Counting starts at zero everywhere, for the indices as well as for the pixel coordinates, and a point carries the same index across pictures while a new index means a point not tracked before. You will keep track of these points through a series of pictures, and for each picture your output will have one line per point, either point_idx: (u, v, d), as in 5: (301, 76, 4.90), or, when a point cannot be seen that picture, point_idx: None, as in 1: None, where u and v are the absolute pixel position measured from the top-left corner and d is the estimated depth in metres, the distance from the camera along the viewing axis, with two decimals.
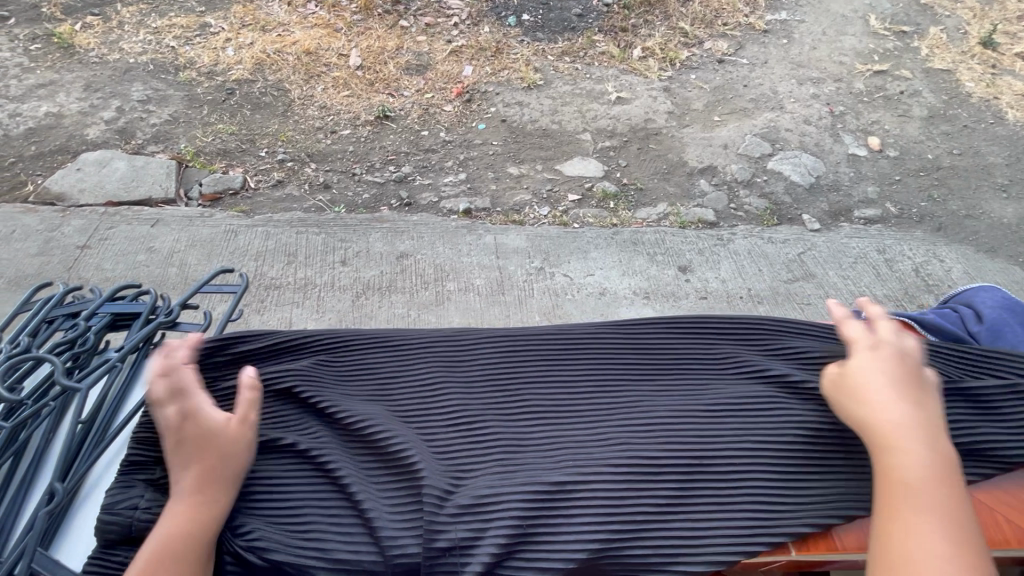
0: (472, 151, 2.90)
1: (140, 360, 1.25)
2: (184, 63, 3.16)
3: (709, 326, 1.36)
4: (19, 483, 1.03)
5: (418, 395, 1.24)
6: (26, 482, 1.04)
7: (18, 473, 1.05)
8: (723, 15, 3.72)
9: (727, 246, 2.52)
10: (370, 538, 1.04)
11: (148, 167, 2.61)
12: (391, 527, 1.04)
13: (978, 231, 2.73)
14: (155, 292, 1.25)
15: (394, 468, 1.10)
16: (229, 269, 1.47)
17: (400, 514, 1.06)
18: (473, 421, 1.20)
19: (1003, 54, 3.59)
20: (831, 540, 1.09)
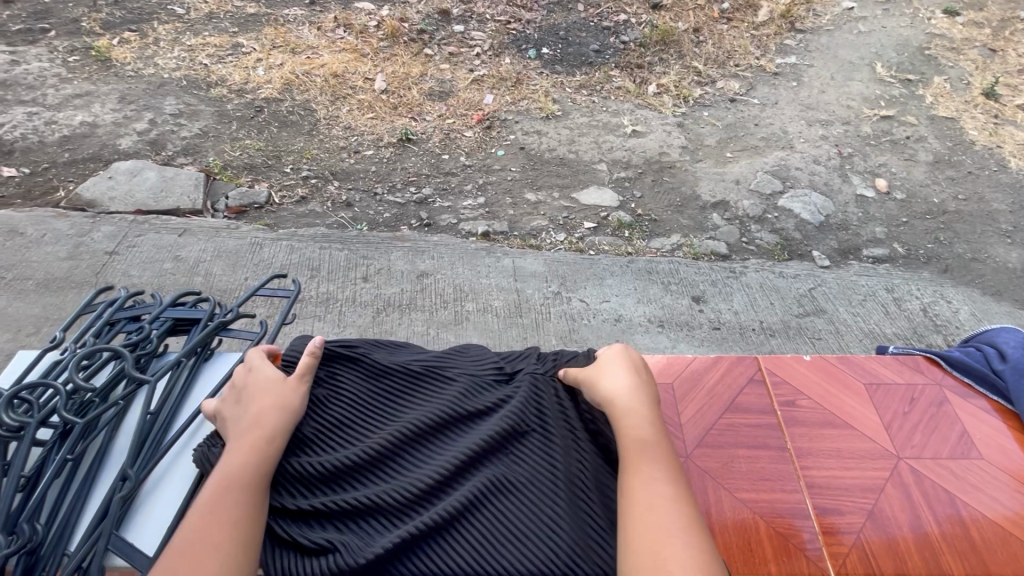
0: (491, 177, 2.98)
1: (199, 363, 1.31)
2: (216, 80, 3.27)
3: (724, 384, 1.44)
4: (85, 473, 1.08)
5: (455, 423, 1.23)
6: (91, 474, 1.09)
7: (85, 465, 1.10)
8: (735, 56, 3.87)
9: (739, 279, 2.57)
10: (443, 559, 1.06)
11: (177, 179, 2.68)
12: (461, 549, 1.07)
13: (984, 274, 2.79)
14: (214, 298, 1.30)
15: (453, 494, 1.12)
16: (282, 277, 1.56)
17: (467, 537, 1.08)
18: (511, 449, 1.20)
19: (1005, 105, 3.72)
20: (873, 563, 1.17)
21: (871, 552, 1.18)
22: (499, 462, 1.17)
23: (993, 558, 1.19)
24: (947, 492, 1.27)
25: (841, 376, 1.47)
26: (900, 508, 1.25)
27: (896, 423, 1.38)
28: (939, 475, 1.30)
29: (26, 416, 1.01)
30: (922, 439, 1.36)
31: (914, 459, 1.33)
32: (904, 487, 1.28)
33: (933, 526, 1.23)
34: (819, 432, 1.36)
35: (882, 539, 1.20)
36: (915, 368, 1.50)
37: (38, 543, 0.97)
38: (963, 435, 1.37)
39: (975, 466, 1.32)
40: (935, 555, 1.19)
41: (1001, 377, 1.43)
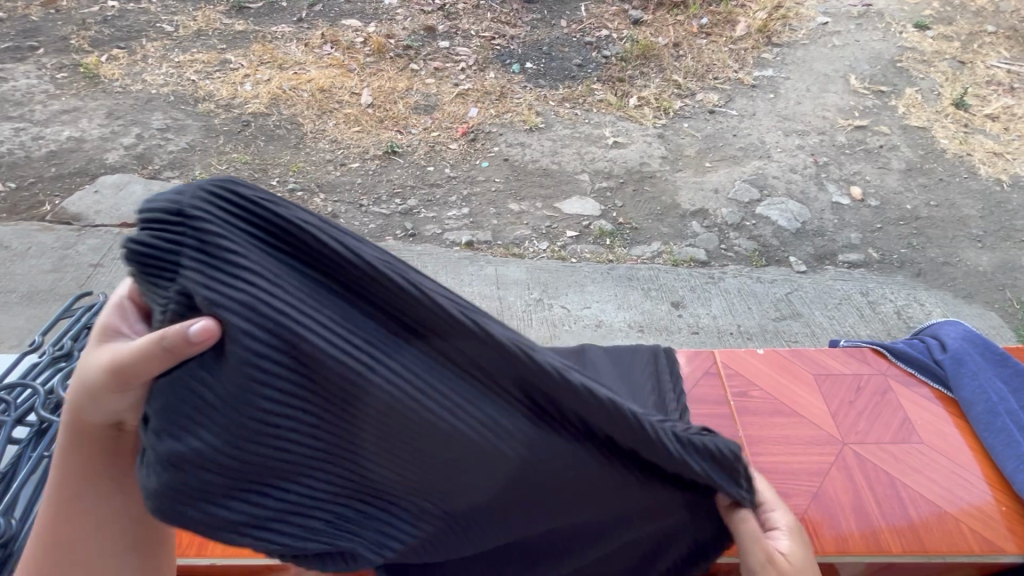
0: (475, 188, 3.04)
1: None
2: (203, 95, 3.32)
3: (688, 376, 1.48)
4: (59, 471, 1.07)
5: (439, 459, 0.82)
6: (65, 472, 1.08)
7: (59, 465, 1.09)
8: (714, 69, 3.97)
9: (718, 284, 2.63)
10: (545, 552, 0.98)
11: (163, 192, 2.72)
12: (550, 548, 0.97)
13: (956, 277, 2.86)
14: None
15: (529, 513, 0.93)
16: None
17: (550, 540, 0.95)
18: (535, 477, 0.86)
19: (975, 115, 3.84)
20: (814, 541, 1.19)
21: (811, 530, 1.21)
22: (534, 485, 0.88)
23: (929, 536, 1.21)
24: (886, 475, 1.31)
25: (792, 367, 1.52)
26: (839, 489, 1.28)
27: (842, 411, 1.43)
28: (880, 458, 1.34)
29: (1, 416, 1.04)
30: (866, 425, 1.40)
31: (858, 445, 1.36)
32: (846, 467, 1.32)
33: (870, 506, 1.25)
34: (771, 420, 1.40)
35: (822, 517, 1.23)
36: (863, 359, 1.56)
37: (11, 538, 0.96)
38: (904, 421, 1.41)
39: (917, 450, 1.36)
40: (873, 535, 1.21)
41: (941, 366, 1.49)
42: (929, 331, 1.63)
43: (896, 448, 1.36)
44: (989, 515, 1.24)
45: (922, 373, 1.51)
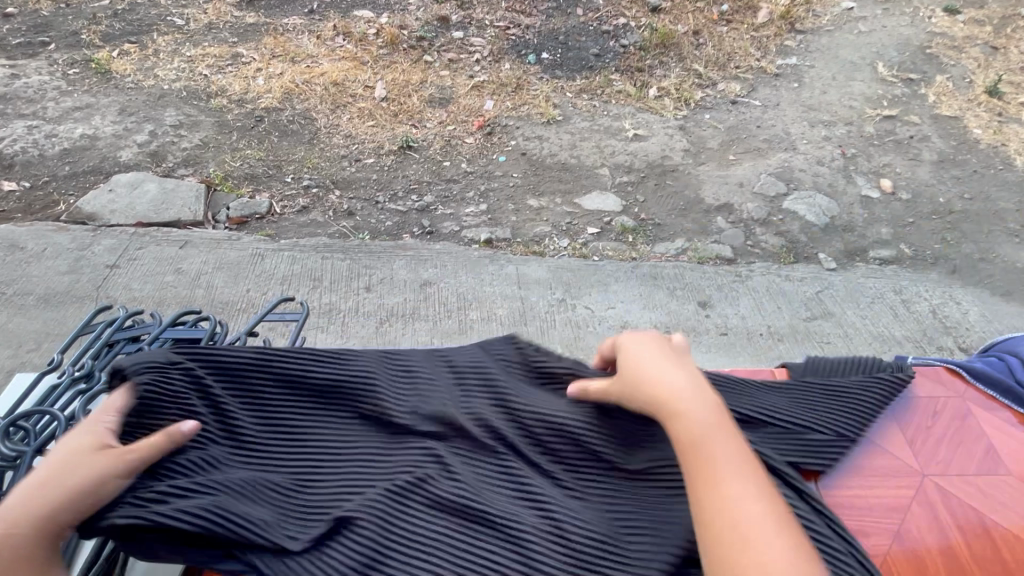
0: (493, 183, 2.97)
1: None
2: (216, 90, 3.27)
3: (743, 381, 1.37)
4: None
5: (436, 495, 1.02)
6: None
7: None
8: (736, 58, 3.85)
9: (745, 283, 2.54)
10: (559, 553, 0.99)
11: (178, 191, 2.68)
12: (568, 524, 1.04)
13: (993, 274, 2.76)
14: (215, 319, 1.28)
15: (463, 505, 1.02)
16: (290, 297, 1.55)
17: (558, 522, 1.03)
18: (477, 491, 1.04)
19: (1009, 102, 3.69)
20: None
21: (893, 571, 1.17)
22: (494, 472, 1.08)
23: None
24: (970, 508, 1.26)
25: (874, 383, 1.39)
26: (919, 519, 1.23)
27: (920, 438, 1.36)
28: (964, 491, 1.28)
29: (22, 445, 1.00)
30: (947, 454, 1.34)
31: (939, 477, 1.30)
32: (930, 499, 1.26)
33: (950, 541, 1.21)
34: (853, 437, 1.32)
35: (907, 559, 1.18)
36: (941, 378, 1.47)
37: None
38: (985, 449, 1.35)
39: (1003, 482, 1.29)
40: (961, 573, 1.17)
41: None
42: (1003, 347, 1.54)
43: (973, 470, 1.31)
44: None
45: (1002, 396, 1.44)
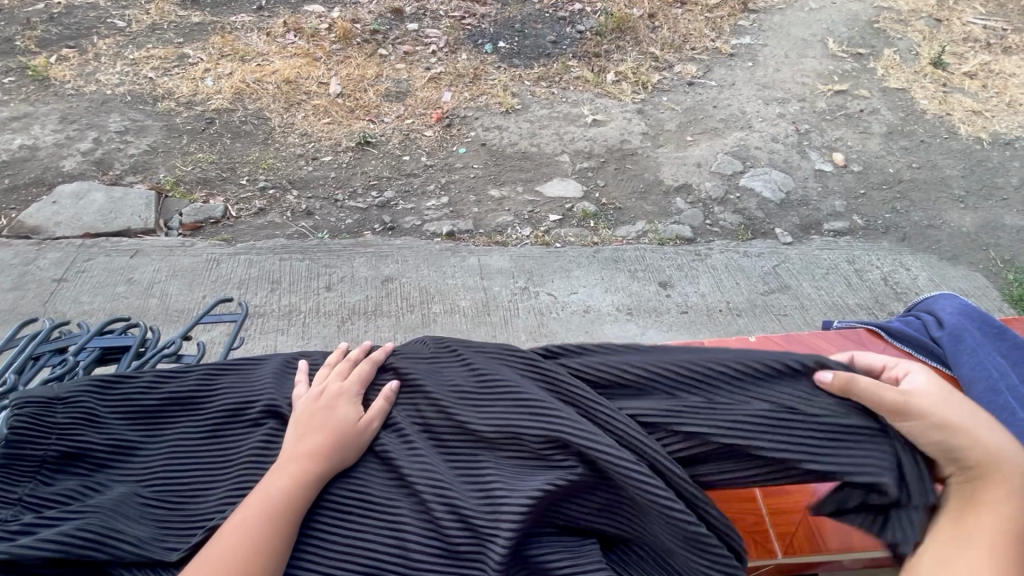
0: (453, 175, 2.95)
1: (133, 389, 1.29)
2: (162, 94, 3.17)
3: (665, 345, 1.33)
4: None
5: (478, 492, 1.04)
6: None
7: None
8: (691, 40, 3.88)
9: (704, 262, 2.59)
10: (461, 525, 1.00)
11: (126, 199, 2.60)
12: (475, 509, 1.02)
13: (941, 240, 2.86)
14: (146, 328, 1.36)
15: (407, 486, 1.05)
16: (230, 297, 1.56)
17: (479, 495, 1.04)
18: (487, 477, 1.06)
19: (953, 73, 3.80)
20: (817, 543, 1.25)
21: (814, 535, 1.26)
22: (546, 472, 1.05)
23: None
24: None
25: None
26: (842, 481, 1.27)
27: None
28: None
29: None
30: None
31: None
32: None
33: None
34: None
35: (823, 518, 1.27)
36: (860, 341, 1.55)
37: None
38: None
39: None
40: None
41: (938, 343, 1.47)
42: (922, 306, 1.61)
43: None
44: None
45: (916, 351, 1.50)
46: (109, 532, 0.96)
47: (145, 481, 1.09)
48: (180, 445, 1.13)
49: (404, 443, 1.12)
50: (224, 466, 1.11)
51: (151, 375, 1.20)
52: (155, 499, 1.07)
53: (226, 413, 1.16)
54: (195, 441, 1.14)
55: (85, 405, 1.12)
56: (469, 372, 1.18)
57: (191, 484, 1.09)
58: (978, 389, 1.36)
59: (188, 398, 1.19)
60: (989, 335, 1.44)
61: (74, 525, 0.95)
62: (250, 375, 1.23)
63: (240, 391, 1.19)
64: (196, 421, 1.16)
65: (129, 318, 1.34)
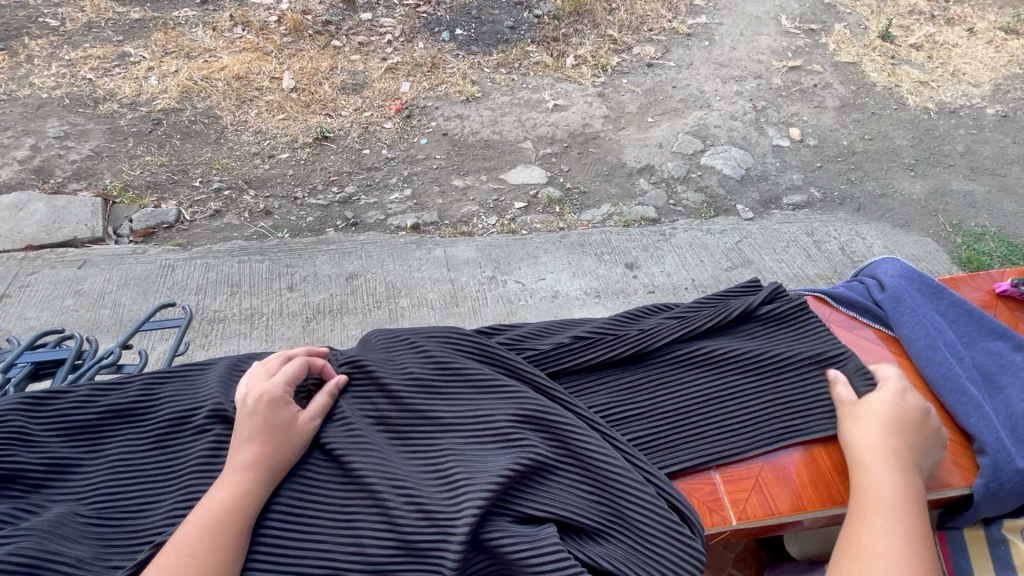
0: (416, 167, 2.90)
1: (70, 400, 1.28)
2: (103, 95, 3.02)
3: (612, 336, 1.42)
4: None
5: (438, 482, 1.08)
6: None
7: None
8: (649, 21, 3.89)
9: (669, 241, 2.62)
10: (416, 517, 1.02)
11: (70, 207, 2.48)
12: (434, 499, 1.04)
13: (894, 208, 2.95)
14: (78, 337, 1.33)
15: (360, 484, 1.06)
16: (175, 303, 1.53)
17: (439, 486, 1.07)
18: (447, 466, 1.10)
19: (900, 45, 3.90)
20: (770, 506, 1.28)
21: (767, 500, 1.29)
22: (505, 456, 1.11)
23: None
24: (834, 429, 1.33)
25: (734, 307, 1.45)
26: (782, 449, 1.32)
27: None
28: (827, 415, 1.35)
29: None
30: None
31: None
32: (790, 421, 1.35)
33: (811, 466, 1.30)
34: (720, 363, 1.39)
35: (777, 477, 1.31)
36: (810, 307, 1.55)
37: None
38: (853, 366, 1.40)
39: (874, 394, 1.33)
40: (825, 489, 1.29)
41: (881, 306, 1.52)
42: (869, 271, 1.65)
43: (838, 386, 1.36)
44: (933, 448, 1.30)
45: (862, 314, 1.55)
46: (48, 555, 0.91)
47: (85, 498, 1.06)
48: (122, 457, 1.11)
49: (347, 437, 1.11)
50: (168, 475, 1.09)
51: (88, 389, 1.18)
52: (98, 517, 1.03)
53: (169, 422, 1.14)
54: (140, 453, 1.12)
55: (17, 425, 1.09)
56: (427, 364, 1.23)
57: (138, 497, 1.07)
58: (919, 348, 1.41)
59: (128, 410, 1.17)
60: (928, 295, 1.49)
61: (5, 549, 0.88)
62: (194, 381, 1.22)
63: (184, 400, 1.18)
64: (140, 433, 1.15)
65: (62, 331, 1.33)
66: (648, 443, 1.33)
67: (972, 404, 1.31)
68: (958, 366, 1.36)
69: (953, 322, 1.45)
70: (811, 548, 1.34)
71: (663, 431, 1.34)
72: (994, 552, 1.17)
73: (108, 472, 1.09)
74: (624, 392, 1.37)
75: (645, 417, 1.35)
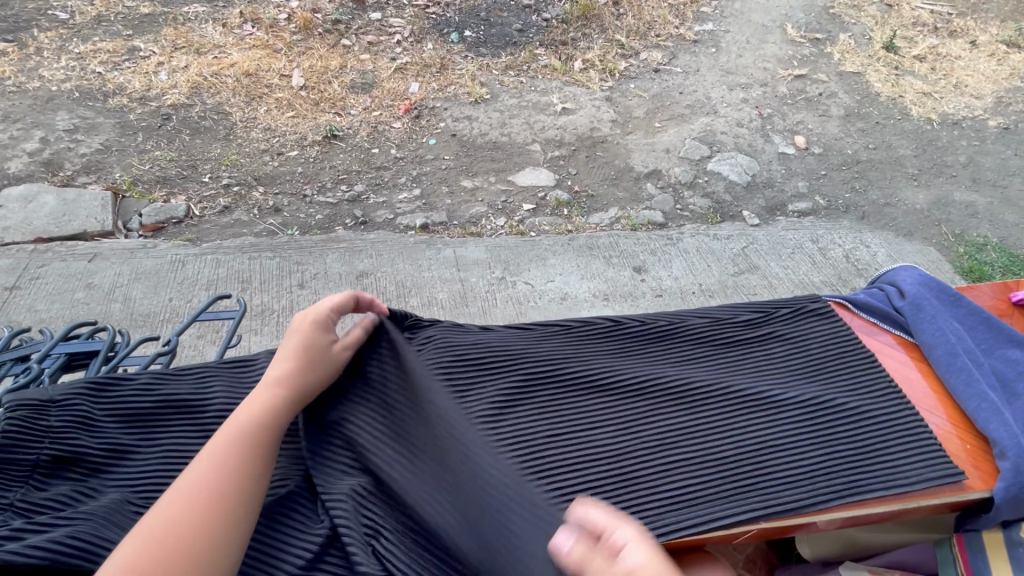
0: (425, 167, 2.91)
1: None
2: (113, 89, 3.02)
3: (641, 353, 1.42)
4: None
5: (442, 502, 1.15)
6: None
7: None
8: (656, 26, 3.92)
9: (677, 245, 2.65)
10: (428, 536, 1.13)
11: (80, 200, 2.49)
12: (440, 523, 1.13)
13: (897, 217, 2.98)
14: (110, 328, 1.34)
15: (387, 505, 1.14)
16: (227, 295, 1.53)
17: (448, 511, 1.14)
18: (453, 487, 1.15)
19: (904, 56, 3.94)
20: (798, 507, 1.18)
21: (796, 504, 1.18)
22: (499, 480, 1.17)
23: (908, 485, 1.23)
24: (878, 443, 1.29)
25: (794, 340, 1.46)
26: (822, 457, 1.26)
27: None
28: (881, 470, 1.25)
29: None
30: None
31: None
32: (839, 436, 1.29)
33: (854, 476, 1.23)
34: (774, 408, 1.32)
35: (804, 475, 1.23)
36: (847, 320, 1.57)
37: None
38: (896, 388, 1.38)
39: (917, 428, 1.31)
40: (861, 492, 1.21)
41: (901, 313, 1.54)
42: (886, 278, 1.67)
43: (885, 406, 1.34)
44: (954, 453, 1.31)
45: (885, 320, 1.55)
46: (99, 541, 0.91)
47: (135, 486, 1.08)
48: (174, 448, 1.13)
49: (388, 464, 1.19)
50: None
51: (147, 378, 1.20)
52: (146, 507, 1.05)
53: (221, 415, 1.17)
54: (192, 445, 1.14)
55: (80, 408, 1.12)
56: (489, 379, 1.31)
57: None
58: (937, 354, 1.44)
59: (184, 398, 1.19)
60: (947, 303, 1.52)
61: (63, 532, 0.90)
62: (247, 376, 1.26)
63: (235, 394, 1.21)
64: (193, 424, 1.16)
65: (94, 323, 1.33)
66: (692, 495, 1.19)
67: (991, 409, 1.32)
68: (977, 372, 1.39)
69: (971, 330, 1.47)
70: (825, 549, 1.34)
71: (708, 478, 1.22)
72: (1015, 554, 1.16)
73: (160, 461, 1.11)
74: (664, 437, 1.27)
75: (689, 463, 1.23)
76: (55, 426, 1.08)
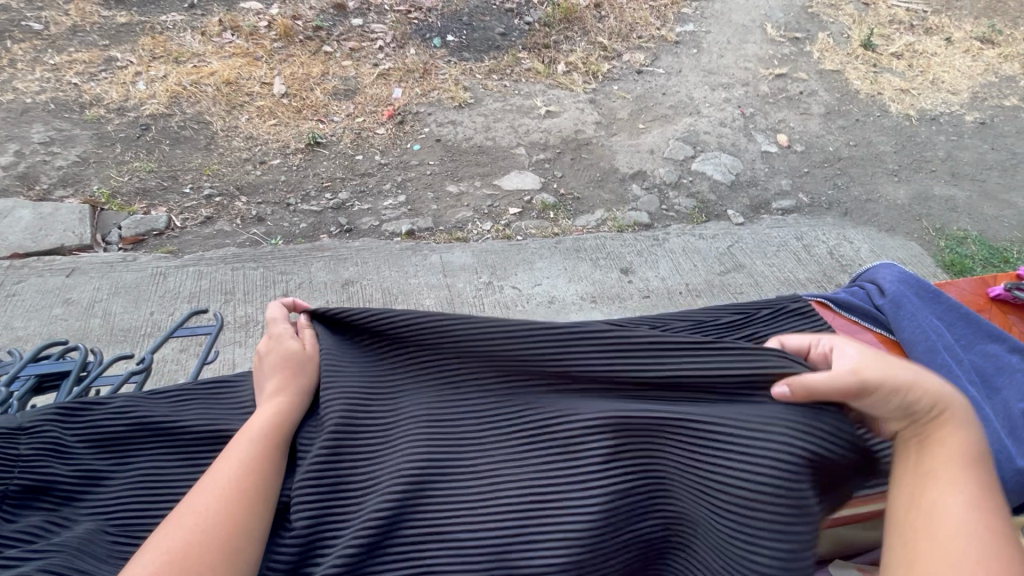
0: (409, 173, 2.90)
1: None
2: (90, 100, 2.97)
3: None
4: None
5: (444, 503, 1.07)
6: None
7: None
8: (638, 28, 3.95)
9: (663, 246, 2.65)
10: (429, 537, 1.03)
11: (57, 214, 2.44)
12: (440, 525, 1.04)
13: (879, 212, 3.02)
14: (82, 348, 1.31)
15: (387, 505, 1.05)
16: (204, 309, 1.50)
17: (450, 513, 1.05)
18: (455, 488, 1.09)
19: (881, 54, 4.00)
20: None
21: None
22: None
23: None
24: None
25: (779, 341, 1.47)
26: None
27: None
28: None
29: None
30: None
31: None
32: None
33: None
34: None
35: None
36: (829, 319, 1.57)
37: None
38: None
39: None
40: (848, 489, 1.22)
41: (882, 311, 1.55)
42: (866, 277, 1.68)
43: None
44: None
45: (866, 319, 1.56)
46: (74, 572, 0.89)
47: (111, 513, 1.05)
48: (150, 472, 1.10)
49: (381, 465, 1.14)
50: None
51: (121, 401, 1.16)
52: (123, 535, 1.02)
53: (199, 437, 1.14)
54: (169, 469, 1.11)
55: (52, 435, 1.10)
56: None
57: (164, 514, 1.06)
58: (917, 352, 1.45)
59: (159, 419, 1.15)
60: (926, 301, 1.53)
61: (37, 565, 0.88)
62: (227, 395, 1.23)
63: (212, 415, 1.18)
64: (169, 447, 1.13)
65: (65, 343, 1.30)
66: None
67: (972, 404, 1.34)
68: (958, 367, 1.40)
69: (950, 326, 1.49)
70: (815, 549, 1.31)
71: None
72: None
73: (136, 486, 1.08)
74: None
75: None
76: (27, 455, 1.06)
